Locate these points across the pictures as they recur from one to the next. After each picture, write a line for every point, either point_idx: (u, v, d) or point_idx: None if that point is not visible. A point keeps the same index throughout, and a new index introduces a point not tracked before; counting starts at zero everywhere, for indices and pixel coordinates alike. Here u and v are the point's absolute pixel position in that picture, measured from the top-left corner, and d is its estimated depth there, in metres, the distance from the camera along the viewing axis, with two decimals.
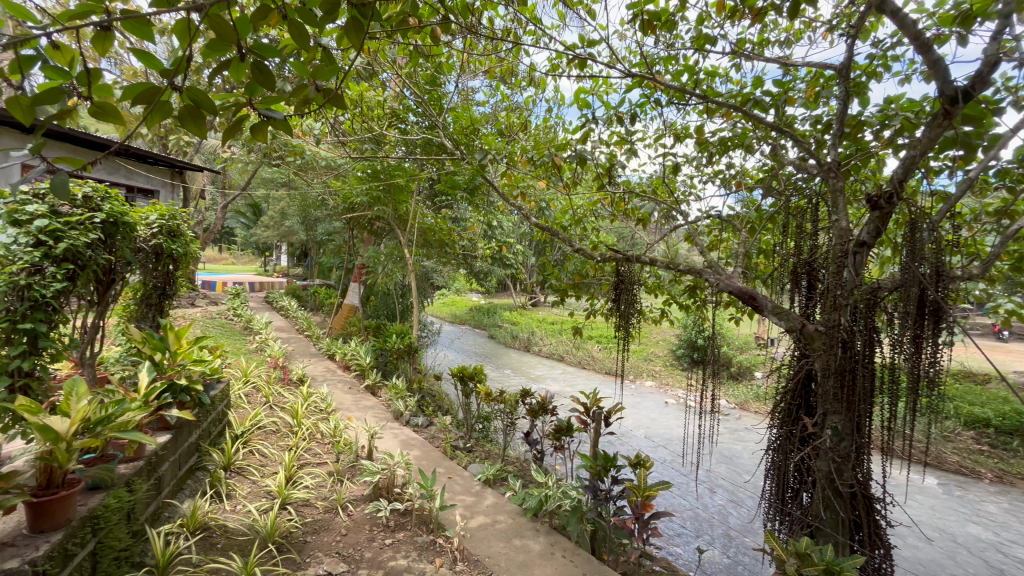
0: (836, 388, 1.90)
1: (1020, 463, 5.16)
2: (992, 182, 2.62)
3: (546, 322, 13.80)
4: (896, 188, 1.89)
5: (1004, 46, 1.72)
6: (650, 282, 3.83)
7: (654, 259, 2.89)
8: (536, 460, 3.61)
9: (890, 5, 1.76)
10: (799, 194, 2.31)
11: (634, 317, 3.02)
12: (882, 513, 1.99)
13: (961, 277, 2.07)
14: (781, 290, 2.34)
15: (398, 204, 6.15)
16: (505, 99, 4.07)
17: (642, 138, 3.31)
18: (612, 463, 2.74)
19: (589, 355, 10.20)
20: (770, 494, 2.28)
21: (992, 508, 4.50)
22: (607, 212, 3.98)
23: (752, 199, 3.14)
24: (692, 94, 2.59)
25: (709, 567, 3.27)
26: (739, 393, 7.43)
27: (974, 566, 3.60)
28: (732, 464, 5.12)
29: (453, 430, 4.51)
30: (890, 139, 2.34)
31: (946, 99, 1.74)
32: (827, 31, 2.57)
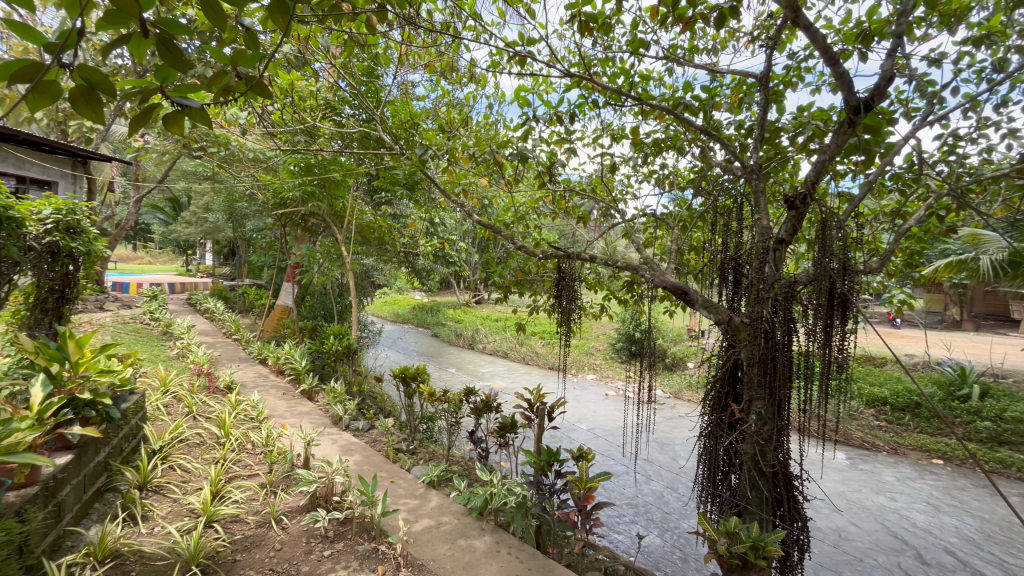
0: (760, 376, 2.03)
1: (911, 435, 5.83)
2: (887, 186, 2.91)
3: (490, 320, 13.81)
4: (809, 189, 2.04)
5: (897, 62, 1.91)
6: (590, 278, 3.94)
7: (594, 256, 2.95)
8: (481, 458, 3.59)
9: (803, 19, 1.90)
10: (726, 194, 2.45)
11: (575, 313, 3.08)
12: (800, 489, 2.16)
13: (864, 271, 2.28)
14: (711, 285, 2.48)
15: (334, 200, 5.90)
16: (446, 94, 4.00)
17: (581, 137, 3.37)
18: (555, 458, 2.78)
19: (533, 351, 10.33)
20: (703, 478, 2.40)
21: (889, 477, 5.04)
22: (549, 210, 4.02)
23: (684, 198, 3.30)
24: (628, 96, 2.67)
25: (648, 552, 3.42)
26: (674, 383, 7.82)
27: (874, 531, 4.01)
28: (668, 450, 5.38)
29: (396, 433, 4.40)
30: (804, 144, 2.55)
31: (851, 109, 1.91)
32: (750, 41, 2.75)
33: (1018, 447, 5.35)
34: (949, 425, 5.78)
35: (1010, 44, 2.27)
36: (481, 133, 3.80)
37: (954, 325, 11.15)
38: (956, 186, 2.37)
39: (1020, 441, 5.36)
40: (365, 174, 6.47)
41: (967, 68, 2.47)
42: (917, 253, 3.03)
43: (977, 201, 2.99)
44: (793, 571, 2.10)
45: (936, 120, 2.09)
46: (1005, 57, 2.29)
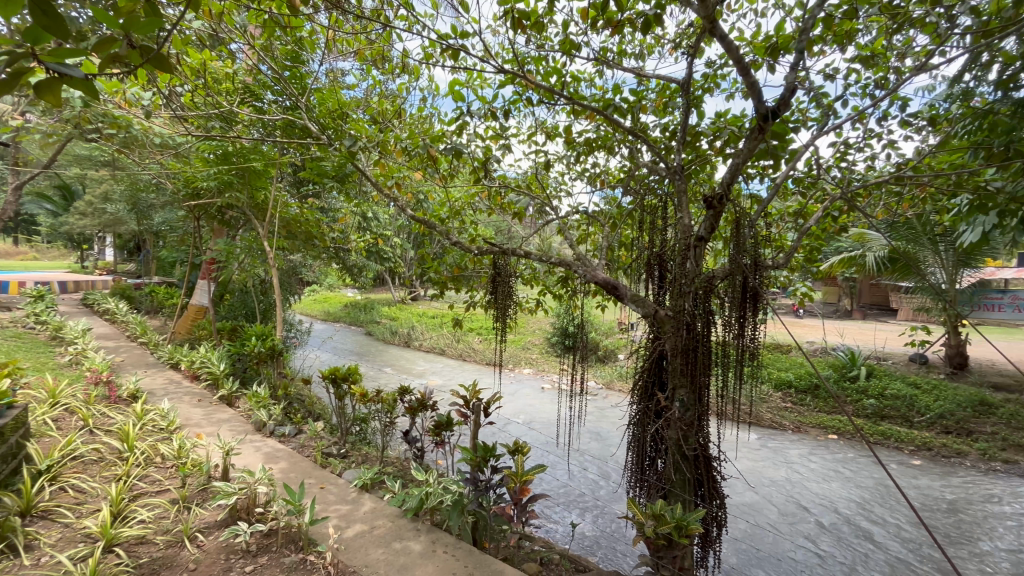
0: (683, 365, 2.15)
1: (811, 414, 6.48)
2: (792, 188, 3.19)
3: (427, 316, 13.59)
4: (725, 190, 2.19)
5: (799, 76, 2.10)
6: (526, 274, 3.99)
7: (529, 252, 2.98)
8: (416, 458, 3.52)
9: (719, 30, 2.02)
10: (652, 193, 2.57)
11: (511, 308, 3.10)
12: (719, 469, 2.32)
13: (772, 267, 2.48)
14: (638, 280, 2.59)
15: (255, 191, 5.50)
16: (377, 84, 3.85)
17: (516, 134, 3.39)
18: (491, 453, 2.78)
19: (470, 347, 10.30)
20: (632, 464, 2.52)
21: (794, 453, 5.57)
22: (485, 205, 4.01)
23: (614, 197, 3.42)
24: (561, 95, 2.71)
25: (582, 539, 3.53)
26: (606, 374, 8.13)
27: (781, 502, 4.41)
28: (601, 440, 5.59)
29: (326, 436, 4.20)
30: (721, 148, 2.73)
31: (760, 117, 2.07)
32: (673, 48, 2.88)
33: (896, 420, 6.12)
34: (842, 404, 6.48)
35: (890, 64, 2.57)
36: (414, 126, 3.71)
37: (845, 313, 12.53)
38: (847, 190, 2.64)
39: (898, 415, 6.14)
40: (290, 164, 6.10)
41: (855, 84, 2.77)
42: (816, 249, 3.36)
43: (864, 204, 3.36)
44: (713, 546, 2.26)
45: (830, 130, 2.32)
46: (885, 77, 2.59)
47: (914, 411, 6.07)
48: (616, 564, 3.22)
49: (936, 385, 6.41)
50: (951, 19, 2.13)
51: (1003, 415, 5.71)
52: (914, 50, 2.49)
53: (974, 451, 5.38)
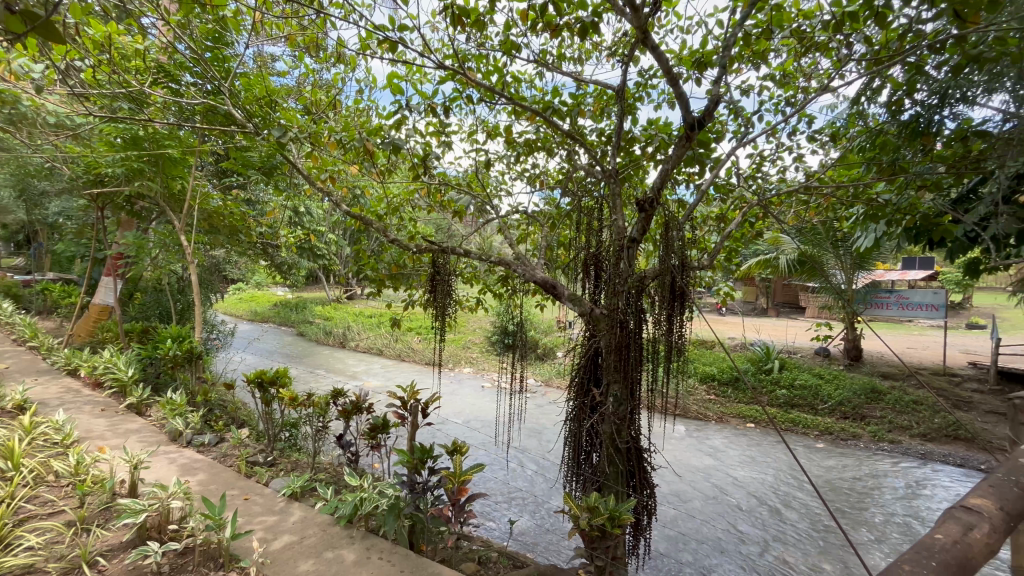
0: (617, 361, 2.24)
1: (732, 404, 6.98)
2: (715, 195, 3.42)
3: (363, 315, 13.14)
4: (655, 195, 2.29)
5: (722, 90, 2.24)
6: (467, 273, 3.97)
7: (468, 250, 2.95)
8: (350, 463, 3.40)
9: (650, 41, 2.11)
10: (589, 196, 2.64)
11: (450, 307, 3.06)
12: (649, 460, 2.43)
13: (697, 268, 2.63)
14: (575, 279, 2.66)
15: (169, 179, 5.04)
16: (311, 73, 3.67)
17: (456, 131, 3.35)
18: (429, 454, 2.73)
19: (409, 347, 10.09)
20: (568, 459, 2.59)
21: (716, 442, 5.97)
22: (424, 203, 3.94)
23: (553, 198, 3.48)
24: (501, 95, 2.71)
25: (519, 535, 3.58)
26: (545, 371, 8.28)
27: (705, 488, 4.71)
28: (539, 436, 5.68)
29: (251, 444, 3.94)
30: (652, 154, 2.86)
31: (688, 126, 2.20)
32: (609, 55, 2.98)
33: (803, 408, 6.72)
34: (758, 394, 7.04)
35: (799, 84, 2.81)
36: (349, 118, 3.56)
37: (761, 311, 13.60)
38: (763, 198, 2.86)
39: (805, 403, 6.75)
40: (211, 152, 5.65)
41: (770, 100, 3.01)
42: (735, 252, 3.62)
43: (777, 211, 3.66)
44: (644, 533, 2.36)
45: (748, 141, 2.50)
46: (795, 95, 2.83)
47: (818, 399, 6.70)
48: (552, 557, 3.29)
49: (836, 375, 7.13)
50: (850, 47, 2.37)
51: (890, 400, 6.45)
52: (819, 72, 2.75)
53: (866, 433, 6.03)
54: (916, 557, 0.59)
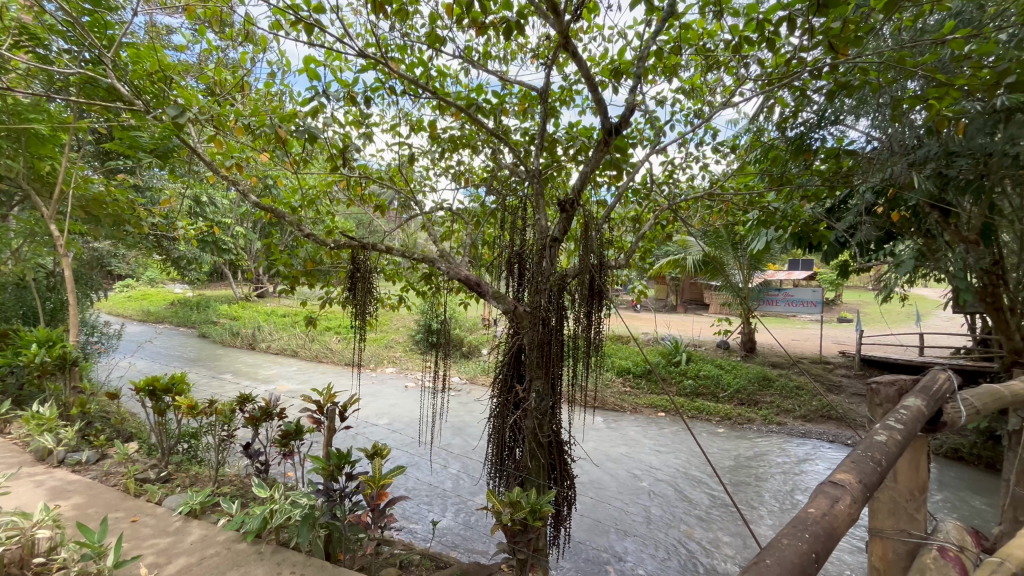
0: (539, 358, 2.30)
1: (644, 395, 7.43)
2: (631, 197, 3.61)
3: (275, 314, 12.27)
4: (576, 196, 2.38)
5: (636, 99, 2.37)
6: (389, 270, 3.85)
7: (390, 247, 2.86)
8: (259, 473, 3.16)
9: (572, 47, 2.17)
10: (513, 195, 2.66)
11: (370, 306, 2.94)
12: (569, 452, 2.52)
13: (614, 267, 2.76)
14: (499, 277, 2.68)
15: (35, 160, 4.36)
16: (214, 50, 3.35)
17: (377, 123, 3.23)
18: (346, 459, 2.59)
19: (326, 348, 9.59)
20: (492, 456, 2.60)
21: (631, 432, 6.33)
22: (343, 195, 3.75)
23: (478, 195, 3.47)
24: (425, 89, 2.65)
25: (442, 535, 3.55)
26: (470, 369, 8.25)
27: (621, 476, 4.97)
28: (463, 435, 5.67)
29: (141, 459, 3.54)
30: (573, 156, 2.96)
31: (606, 131, 2.30)
32: (533, 57, 3.03)
33: (707, 396, 7.33)
34: (667, 385, 7.56)
35: (705, 97, 3.05)
36: (258, 102, 3.30)
37: (671, 308, 14.58)
38: (674, 203, 3.07)
39: (708, 392, 7.37)
40: (90, 130, 4.96)
41: (680, 111, 3.23)
42: (649, 252, 3.86)
43: (685, 215, 3.95)
44: (564, 524, 2.44)
45: (659, 149, 2.67)
46: (702, 108, 3.07)
47: (719, 388, 7.34)
48: (475, 554, 3.30)
49: (735, 366, 7.84)
50: (748, 67, 2.60)
51: (778, 387, 7.23)
52: (722, 88, 3.00)
53: (759, 417, 6.71)
54: (789, 530, 0.65)
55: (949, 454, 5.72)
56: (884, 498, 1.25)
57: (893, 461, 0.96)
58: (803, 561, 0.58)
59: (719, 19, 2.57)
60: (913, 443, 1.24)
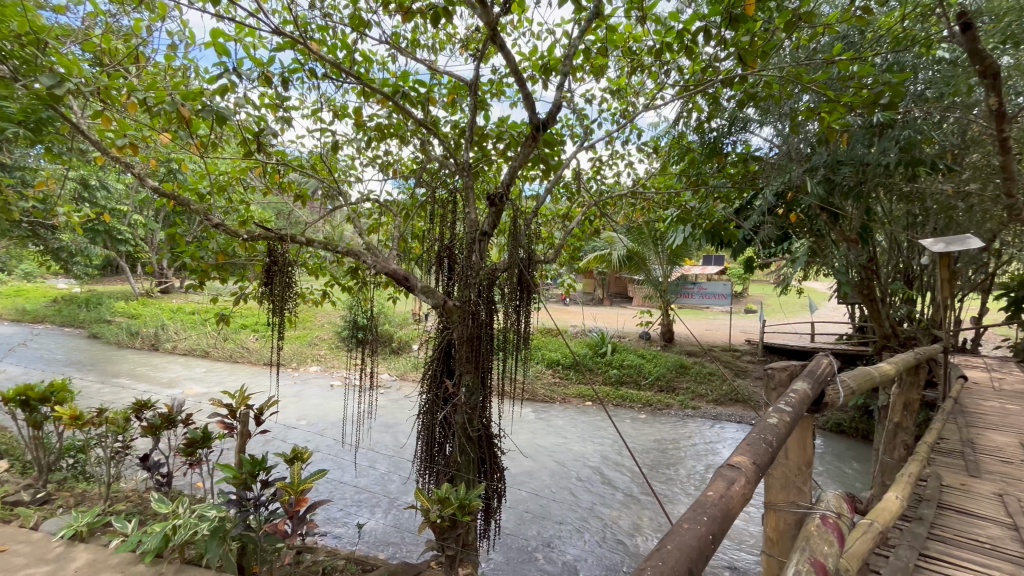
0: (469, 352, 2.29)
1: (573, 385, 7.68)
2: (560, 193, 3.68)
3: (181, 311, 11.21)
4: (505, 190, 2.38)
5: (564, 96, 2.40)
6: (311, 263, 3.66)
7: (311, 239, 2.69)
8: (160, 487, 2.86)
9: (500, 40, 2.16)
10: (444, 187, 2.60)
11: (290, 301, 2.75)
12: (500, 446, 2.53)
13: (544, 261, 2.79)
14: (428, 271, 2.61)
15: None
16: (98, 12, 2.94)
17: (297, 106, 3.01)
18: (261, 466, 2.40)
19: (242, 347, 8.92)
20: (420, 454, 2.54)
21: (560, 422, 6.51)
22: (259, 183, 3.48)
23: (408, 187, 3.36)
24: (348, 74, 2.50)
25: (368, 537, 3.45)
26: (400, 365, 8.06)
27: (551, 465, 5.10)
28: (392, 433, 5.53)
29: (12, 480, 3.09)
30: (503, 151, 2.96)
31: (533, 127, 2.32)
32: (462, 48, 2.98)
33: (630, 384, 7.72)
34: (594, 375, 7.86)
35: (630, 99, 3.17)
36: (155, 76, 2.96)
37: (599, 301, 15.15)
38: (600, 201, 3.16)
39: (631, 380, 7.76)
40: None
41: (607, 111, 3.33)
42: (576, 248, 3.97)
43: (611, 211, 4.10)
44: (494, 516, 2.45)
45: (587, 146, 2.74)
46: (627, 109, 3.18)
47: (641, 376, 7.75)
48: (404, 554, 3.25)
49: (656, 355, 8.31)
50: (669, 72, 2.73)
51: (693, 373, 7.77)
52: (645, 91, 3.13)
53: (676, 403, 7.17)
54: (690, 513, 0.69)
55: (833, 428, 6.47)
56: (778, 473, 1.35)
57: (783, 441, 1.05)
58: (701, 544, 0.61)
59: (642, 25, 2.67)
60: (800, 422, 1.35)
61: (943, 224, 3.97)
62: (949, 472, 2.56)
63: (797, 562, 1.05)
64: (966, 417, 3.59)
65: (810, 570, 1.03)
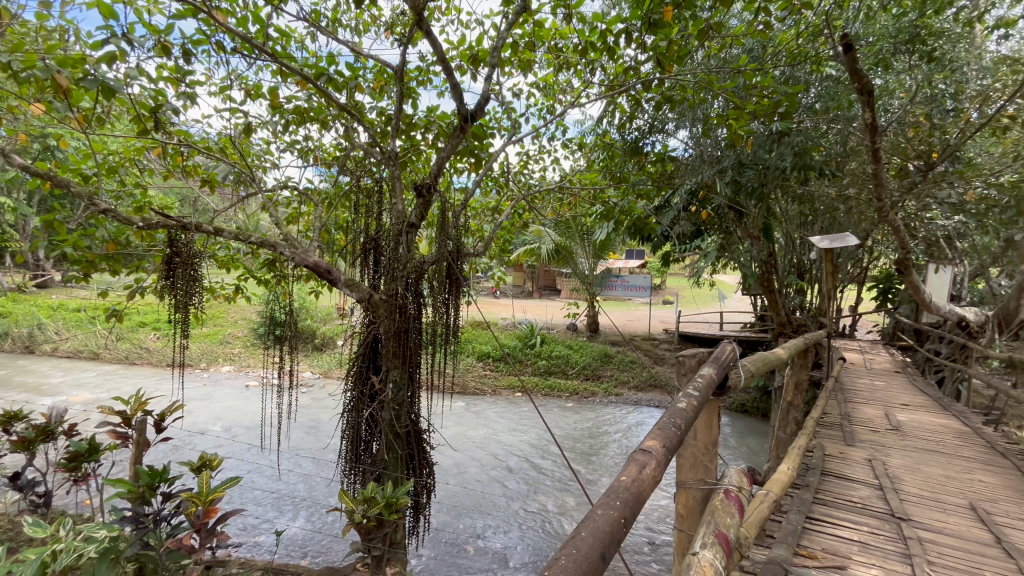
0: (396, 347, 2.23)
1: (503, 377, 7.75)
2: (490, 186, 3.67)
3: (63, 308, 9.86)
4: (433, 181, 2.32)
5: (491, 89, 2.39)
6: (220, 255, 3.36)
7: (220, 228, 2.47)
8: (36, 509, 2.51)
9: (427, 27, 2.10)
10: (369, 176, 2.49)
11: (195, 297, 2.50)
12: (429, 441, 2.49)
13: (473, 254, 2.77)
14: (352, 264, 2.49)
15: None
16: None
17: (201, 82, 2.73)
18: (161, 477, 2.20)
19: (140, 347, 8.03)
20: (345, 454, 2.43)
21: (491, 414, 6.55)
22: (157, 165, 3.12)
23: (331, 175, 3.18)
24: (261, 50, 2.31)
25: (289, 544, 3.28)
26: (323, 363, 7.68)
27: (482, 457, 5.13)
28: (315, 434, 5.27)
29: None
30: (432, 141, 2.90)
31: (462, 117, 2.29)
32: (387, 31, 2.86)
33: (558, 374, 7.94)
34: (524, 367, 8.00)
35: (558, 95, 3.22)
36: (21, 35, 2.54)
37: (529, 294, 15.41)
38: (528, 195, 3.19)
39: (559, 370, 7.99)
40: None
41: (535, 106, 3.36)
42: (506, 241, 3.99)
43: (540, 205, 4.15)
44: (423, 512, 2.42)
45: (515, 140, 2.76)
46: (555, 104, 3.24)
47: (569, 366, 8.01)
48: (327, 559, 3.12)
49: (582, 345, 8.61)
50: (594, 71, 2.81)
51: (616, 362, 8.15)
52: (572, 88, 3.19)
53: (601, 390, 7.50)
54: (605, 499, 0.72)
55: (738, 408, 7.11)
56: (688, 453, 1.45)
57: (691, 424, 1.13)
58: (613, 528, 0.64)
59: (569, 22, 2.72)
60: (707, 404, 1.45)
61: (829, 223, 4.51)
62: (830, 443, 2.90)
63: (704, 536, 1.13)
64: (845, 393, 4.10)
65: (715, 542, 1.11)
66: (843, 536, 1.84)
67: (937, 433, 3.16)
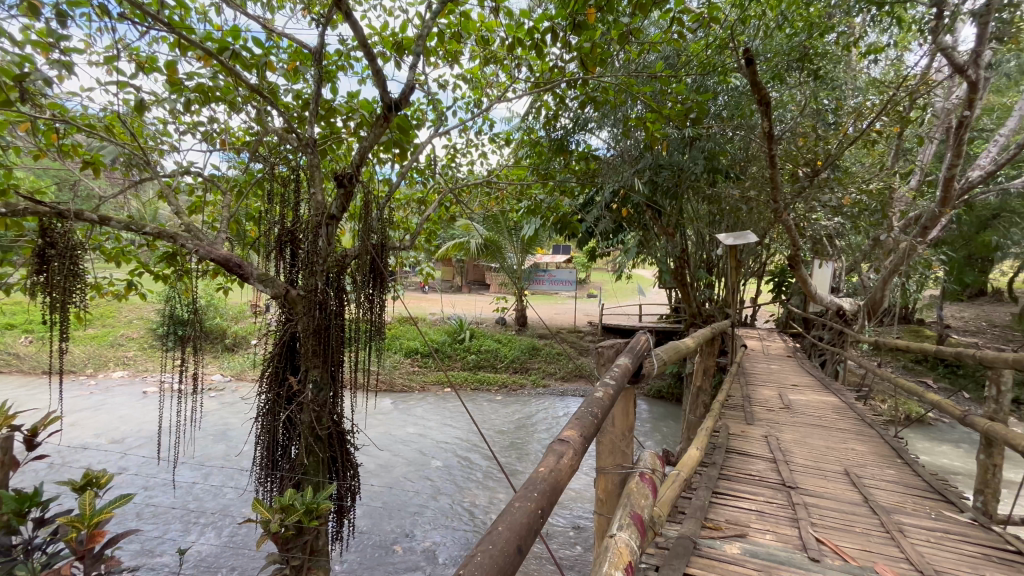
0: (315, 346, 2.12)
1: (432, 373, 7.65)
2: (416, 178, 3.58)
3: None
4: (355, 171, 2.21)
5: (416, 79, 2.33)
6: (108, 247, 2.99)
7: (106, 217, 2.18)
8: None
9: (348, 9, 1.99)
10: (284, 164, 2.33)
11: (77, 295, 2.20)
12: (352, 441, 2.39)
13: (399, 248, 2.70)
14: (265, 258, 2.31)
15: None
16: None
17: (81, 50, 2.39)
18: (32, 501, 1.90)
19: (8, 353, 6.96)
20: (260, 461, 2.26)
21: (420, 411, 6.45)
22: (25, 141, 2.70)
23: (241, 160, 2.93)
24: (154, 19, 2.06)
25: (195, 563, 3.02)
26: (236, 364, 7.12)
27: (410, 455, 5.03)
28: (226, 441, 4.88)
29: None
30: (354, 130, 2.76)
31: (385, 106, 2.21)
32: (303, 10, 2.68)
33: (487, 368, 7.99)
34: (453, 362, 7.96)
35: (485, 89, 3.21)
36: None
37: (458, 289, 15.32)
38: (456, 188, 3.16)
39: (489, 364, 8.04)
40: None
41: (461, 98, 3.32)
42: (433, 234, 3.92)
43: (468, 199, 4.13)
44: (347, 516, 2.32)
45: (441, 133, 2.71)
46: (482, 98, 3.22)
47: (498, 359, 8.09)
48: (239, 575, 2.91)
49: (511, 339, 8.73)
50: (520, 67, 2.83)
51: (544, 354, 8.36)
52: (499, 83, 3.19)
53: (529, 382, 7.66)
54: (523, 492, 0.73)
55: (655, 394, 7.58)
56: (607, 440, 1.52)
57: (608, 411, 1.18)
58: (529, 520, 0.65)
59: (495, 16, 2.71)
60: (623, 393, 1.53)
61: (733, 222, 4.92)
62: (734, 423, 3.18)
63: (621, 518, 1.18)
64: (746, 378, 4.51)
65: (631, 522, 1.17)
66: (742, 507, 2.04)
67: (820, 409, 3.58)
